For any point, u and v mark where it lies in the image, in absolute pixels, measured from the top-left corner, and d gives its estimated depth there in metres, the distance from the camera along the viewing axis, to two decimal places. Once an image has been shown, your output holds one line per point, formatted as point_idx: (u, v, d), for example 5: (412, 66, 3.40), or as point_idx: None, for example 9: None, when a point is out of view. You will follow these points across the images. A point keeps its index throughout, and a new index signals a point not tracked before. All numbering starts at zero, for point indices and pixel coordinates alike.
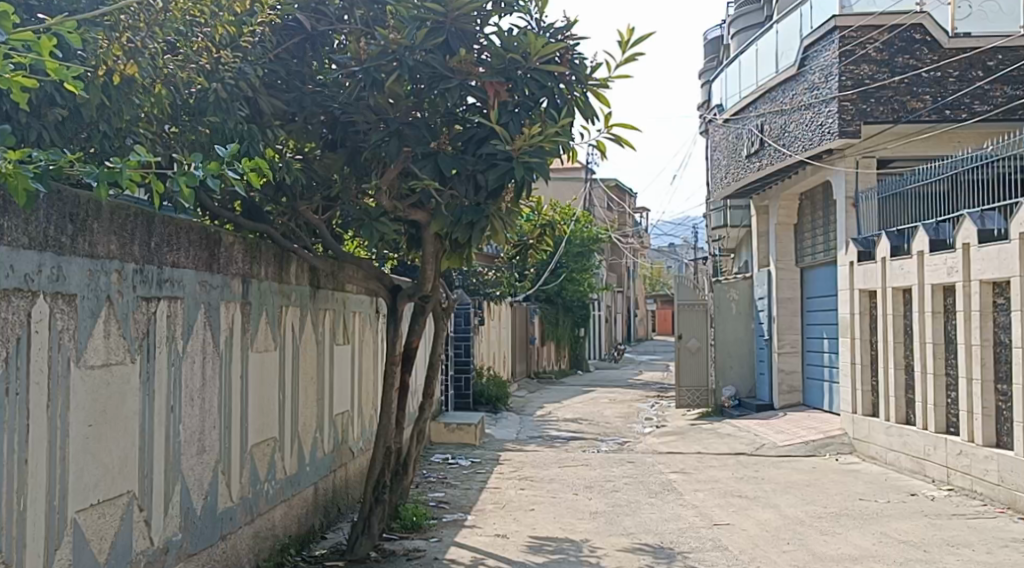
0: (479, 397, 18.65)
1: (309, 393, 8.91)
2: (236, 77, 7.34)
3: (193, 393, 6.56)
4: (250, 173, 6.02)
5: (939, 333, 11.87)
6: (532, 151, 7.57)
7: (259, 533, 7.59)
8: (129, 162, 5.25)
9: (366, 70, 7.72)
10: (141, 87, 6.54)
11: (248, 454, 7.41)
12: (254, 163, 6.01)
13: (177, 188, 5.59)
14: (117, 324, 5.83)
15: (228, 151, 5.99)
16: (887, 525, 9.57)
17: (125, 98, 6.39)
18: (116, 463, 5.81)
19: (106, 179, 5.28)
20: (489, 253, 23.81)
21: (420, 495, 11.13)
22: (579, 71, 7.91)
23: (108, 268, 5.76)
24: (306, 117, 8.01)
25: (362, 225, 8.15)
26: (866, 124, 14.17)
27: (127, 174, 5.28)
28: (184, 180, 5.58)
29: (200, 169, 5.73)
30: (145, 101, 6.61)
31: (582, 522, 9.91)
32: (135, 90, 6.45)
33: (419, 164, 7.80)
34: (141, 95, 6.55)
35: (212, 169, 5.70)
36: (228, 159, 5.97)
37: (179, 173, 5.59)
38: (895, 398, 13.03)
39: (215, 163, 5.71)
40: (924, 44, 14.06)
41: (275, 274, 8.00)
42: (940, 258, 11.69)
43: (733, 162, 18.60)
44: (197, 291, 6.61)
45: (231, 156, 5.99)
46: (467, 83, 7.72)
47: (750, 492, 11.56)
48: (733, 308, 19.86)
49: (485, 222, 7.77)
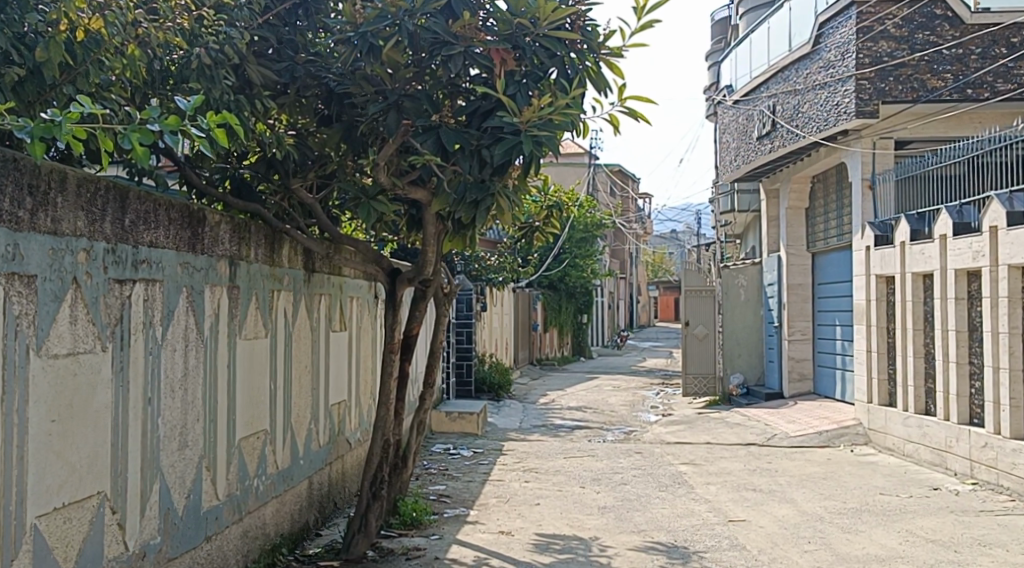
0: (481, 385, 18.16)
1: (303, 384, 8.43)
2: (221, 42, 6.83)
3: (174, 384, 6.08)
4: (214, 130, 5.57)
5: (963, 321, 11.37)
6: (540, 124, 7.02)
7: (248, 532, 7.12)
8: (68, 114, 4.92)
9: (361, 35, 7.17)
10: (112, 48, 6.12)
11: (236, 449, 6.93)
12: (219, 118, 5.60)
13: (129, 145, 5.23)
14: (84, 308, 5.34)
15: (190, 105, 5.56)
16: (912, 523, 9.08)
17: (92, 59, 6.00)
18: (84, 464, 5.32)
19: (41, 134, 4.88)
20: (490, 239, 23.30)
21: (420, 489, 10.66)
22: (591, 39, 7.40)
23: (74, 247, 5.27)
24: (297, 89, 7.54)
25: (359, 205, 7.59)
26: (884, 103, 13.67)
27: (66, 128, 4.91)
28: (135, 136, 5.21)
29: (157, 124, 5.32)
30: (116, 64, 6.17)
31: (591, 518, 9.43)
32: (104, 50, 6.06)
33: (420, 138, 7.27)
34: (111, 57, 6.14)
35: (170, 124, 5.30)
36: (190, 113, 5.54)
37: (132, 128, 5.23)
38: (913, 387, 12.53)
39: (174, 117, 5.33)
40: (944, 20, 13.54)
41: (265, 256, 7.49)
42: (965, 242, 11.17)
43: (743, 143, 18.09)
44: (177, 274, 6.12)
45: (194, 111, 5.55)
46: (471, 50, 7.18)
47: (764, 485, 11.07)
48: (742, 295, 19.26)
49: (490, 201, 7.17)
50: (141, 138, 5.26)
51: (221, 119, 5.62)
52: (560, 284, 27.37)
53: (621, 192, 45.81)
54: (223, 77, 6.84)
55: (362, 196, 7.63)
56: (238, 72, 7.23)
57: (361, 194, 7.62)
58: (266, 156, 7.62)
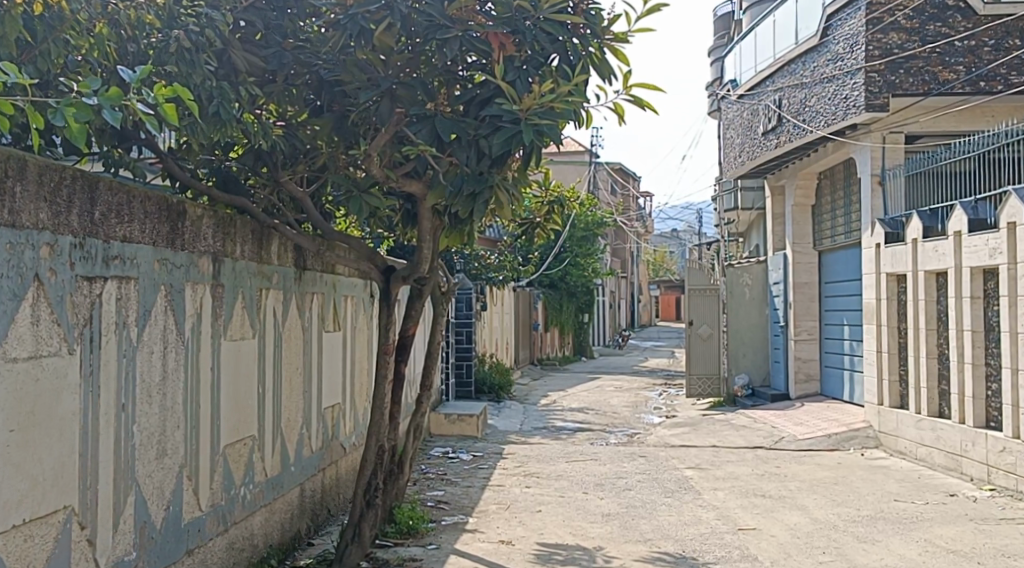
0: (481, 386, 17.77)
1: (294, 386, 8.05)
2: (201, 24, 6.48)
3: (151, 388, 5.70)
4: (163, 104, 5.28)
5: (979, 320, 10.99)
6: (541, 112, 6.66)
7: (234, 544, 6.74)
8: None
9: (352, 17, 6.81)
10: (76, 26, 5.91)
11: (220, 456, 6.55)
12: (167, 91, 5.31)
13: (64, 121, 4.98)
14: (48, 307, 4.98)
15: (136, 76, 5.25)
16: (931, 531, 8.72)
17: (52, 36, 5.81)
18: (47, 476, 4.96)
19: None
20: (490, 237, 22.91)
21: (418, 494, 10.29)
22: (595, 23, 7.00)
23: (35, 241, 4.90)
24: (285, 76, 7.17)
25: (350, 198, 7.41)
26: (895, 96, 13.30)
27: None
28: (69, 111, 4.96)
29: (95, 98, 5.11)
30: (82, 42, 5.96)
31: (595, 526, 9.06)
32: (66, 27, 5.85)
33: (415, 128, 6.99)
34: (75, 36, 5.93)
35: (109, 96, 5.06)
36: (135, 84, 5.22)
37: (66, 103, 5.00)
38: (926, 389, 12.14)
39: (113, 89, 5.10)
40: (957, 11, 13.10)
41: (253, 253, 7.10)
42: (981, 238, 10.81)
43: (747, 139, 17.71)
44: (154, 271, 5.74)
45: (140, 81, 5.24)
46: (468, 34, 6.80)
47: (773, 491, 10.69)
48: (747, 294, 18.99)
49: (488, 194, 6.80)
50: (76, 114, 5.02)
51: (171, 93, 5.31)
52: (560, 284, 27.00)
53: (622, 190, 45.45)
54: (205, 62, 6.48)
55: (353, 189, 7.42)
56: (220, 58, 6.87)
57: (352, 188, 7.42)
58: (254, 147, 7.30)
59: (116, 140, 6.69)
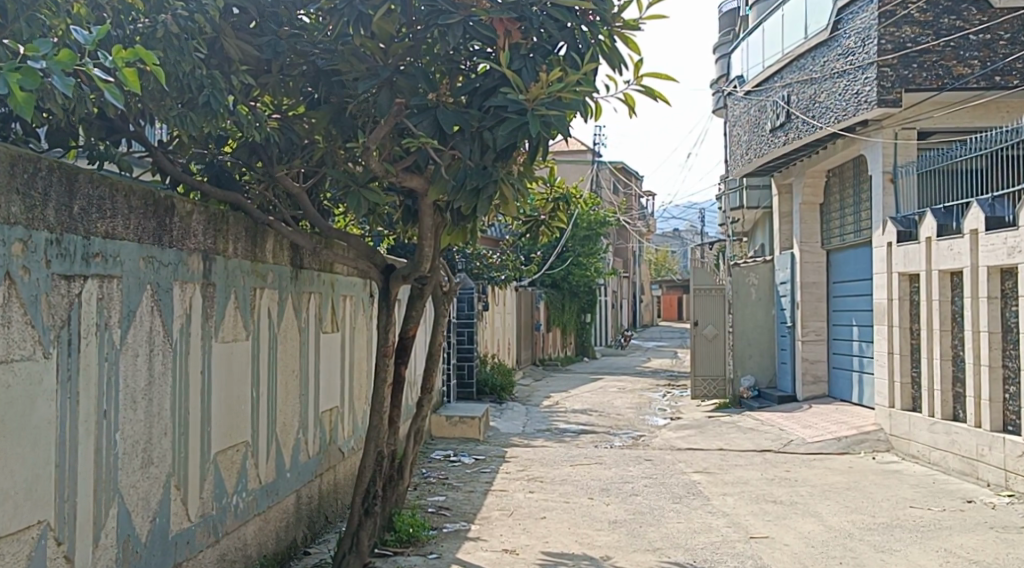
0: (483, 386, 17.49)
1: (289, 389, 7.74)
2: (190, 9, 6.18)
3: (136, 394, 5.41)
4: (123, 69, 5.02)
5: (996, 320, 10.69)
6: (547, 102, 6.33)
7: (226, 555, 6.45)
8: None
9: (350, 2, 6.51)
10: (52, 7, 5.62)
11: (211, 464, 6.24)
12: (127, 54, 5.05)
13: (6, 87, 4.73)
14: (20, 307, 4.68)
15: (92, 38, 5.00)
16: (950, 541, 8.41)
17: (28, 16, 5.49)
18: (19, 488, 4.66)
19: None
20: (493, 236, 22.61)
21: (418, 500, 9.98)
22: (604, 10, 6.69)
23: (7, 236, 4.60)
24: (280, 65, 6.85)
25: (348, 193, 7.05)
26: (908, 92, 12.99)
27: None
28: (13, 77, 4.71)
29: (44, 61, 4.90)
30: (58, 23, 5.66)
31: (601, 534, 8.76)
32: (41, 7, 5.55)
33: (416, 119, 6.67)
34: (51, 17, 5.62)
35: (61, 60, 4.85)
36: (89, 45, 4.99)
37: (11, 68, 4.75)
38: (940, 391, 11.83)
39: (64, 53, 4.88)
40: (972, 4, 12.80)
41: (247, 251, 6.80)
42: (999, 237, 10.51)
43: (755, 136, 17.39)
44: (140, 269, 5.45)
45: (95, 44, 5.01)
46: (471, 19, 6.47)
47: (784, 497, 10.37)
48: (753, 294, 18.56)
49: (493, 188, 6.52)
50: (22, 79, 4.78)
51: (131, 56, 5.05)
52: (562, 283, 26.75)
53: (624, 188, 45.14)
54: (194, 49, 6.16)
55: (352, 183, 7.06)
56: (212, 46, 6.55)
57: (351, 182, 7.05)
58: (248, 141, 7.03)
59: (103, 133, 6.47)
